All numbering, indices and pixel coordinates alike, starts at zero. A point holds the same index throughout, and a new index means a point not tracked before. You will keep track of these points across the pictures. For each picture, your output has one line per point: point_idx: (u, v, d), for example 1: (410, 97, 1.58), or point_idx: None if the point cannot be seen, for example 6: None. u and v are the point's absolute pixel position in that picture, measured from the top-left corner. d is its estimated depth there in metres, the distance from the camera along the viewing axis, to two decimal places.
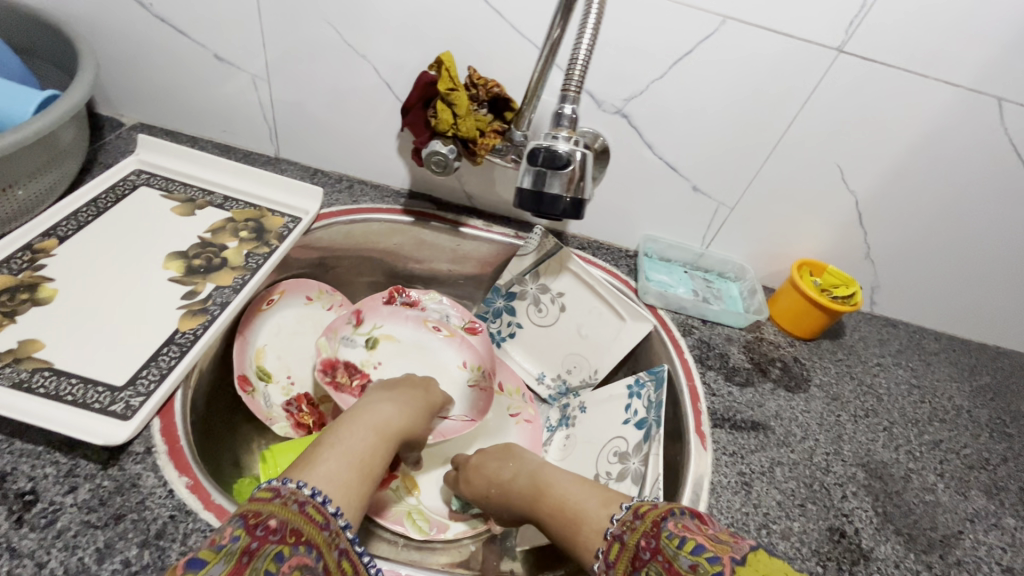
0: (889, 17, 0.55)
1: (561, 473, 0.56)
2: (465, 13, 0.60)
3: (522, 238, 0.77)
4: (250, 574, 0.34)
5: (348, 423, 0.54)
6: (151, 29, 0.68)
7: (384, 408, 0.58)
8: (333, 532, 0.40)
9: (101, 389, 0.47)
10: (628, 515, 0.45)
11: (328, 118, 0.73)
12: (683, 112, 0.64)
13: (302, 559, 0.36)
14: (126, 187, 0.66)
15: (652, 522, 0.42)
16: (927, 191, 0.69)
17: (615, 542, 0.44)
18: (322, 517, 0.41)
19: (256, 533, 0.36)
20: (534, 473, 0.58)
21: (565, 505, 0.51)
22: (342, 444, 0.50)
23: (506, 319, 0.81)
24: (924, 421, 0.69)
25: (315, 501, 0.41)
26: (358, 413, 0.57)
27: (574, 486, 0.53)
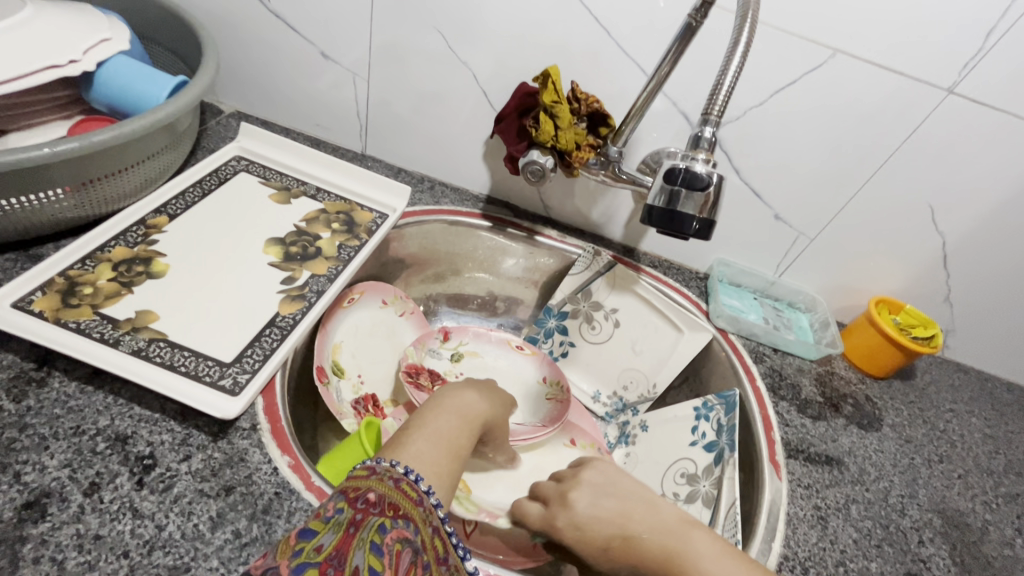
0: (1004, 62, 0.55)
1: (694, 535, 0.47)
2: (573, 28, 0.62)
3: (576, 248, 0.78)
4: (356, 545, 0.36)
5: (438, 400, 0.53)
6: (265, 23, 0.71)
7: (472, 393, 0.56)
8: (427, 510, 0.39)
9: (211, 363, 0.49)
10: None
11: (420, 119, 0.75)
12: (778, 140, 0.64)
13: (402, 532, 0.38)
14: (228, 172, 0.69)
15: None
16: (1020, 238, 0.67)
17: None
18: (416, 494, 0.40)
19: (358, 505, 0.37)
20: (668, 537, 0.47)
21: None
22: (432, 426, 0.49)
23: (558, 339, 0.80)
24: (1000, 473, 0.68)
25: (409, 479, 0.40)
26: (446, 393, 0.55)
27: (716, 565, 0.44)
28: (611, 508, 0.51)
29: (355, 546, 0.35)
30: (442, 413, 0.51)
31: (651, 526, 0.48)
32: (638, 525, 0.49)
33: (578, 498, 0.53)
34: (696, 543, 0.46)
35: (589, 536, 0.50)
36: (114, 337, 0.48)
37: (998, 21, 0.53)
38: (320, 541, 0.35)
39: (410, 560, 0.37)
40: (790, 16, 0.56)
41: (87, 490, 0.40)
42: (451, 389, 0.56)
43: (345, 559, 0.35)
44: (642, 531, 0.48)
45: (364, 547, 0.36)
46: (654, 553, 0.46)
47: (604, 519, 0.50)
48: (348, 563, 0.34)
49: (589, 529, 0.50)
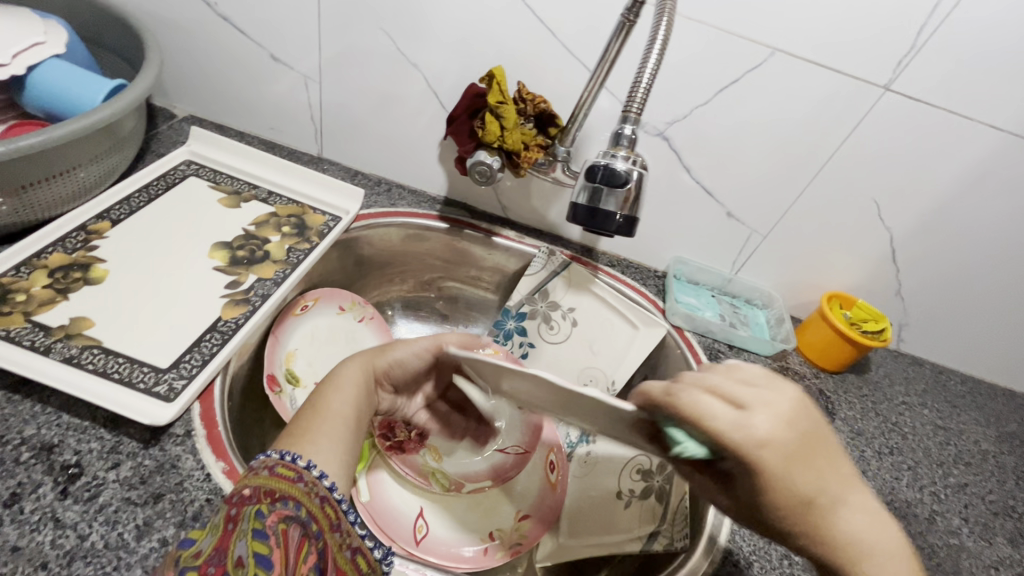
0: (936, 59, 0.56)
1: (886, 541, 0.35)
2: (519, 29, 0.62)
3: (535, 248, 0.78)
4: (237, 538, 0.36)
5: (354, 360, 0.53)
6: (213, 26, 0.71)
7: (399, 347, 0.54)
8: (309, 483, 0.39)
9: (146, 369, 0.48)
10: None
11: (374, 121, 0.74)
12: (725, 138, 0.65)
13: (285, 512, 0.38)
14: (176, 176, 0.68)
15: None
16: (965, 231, 0.68)
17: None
18: (294, 472, 0.39)
19: (233, 500, 0.37)
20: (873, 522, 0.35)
21: None
22: (348, 392, 0.48)
23: (517, 341, 0.77)
24: (949, 463, 0.69)
25: (284, 460, 0.40)
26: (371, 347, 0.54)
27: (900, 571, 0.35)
28: (827, 462, 0.34)
29: (234, 539, 0.35)
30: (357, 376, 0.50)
31: (846, 478, 0.35)
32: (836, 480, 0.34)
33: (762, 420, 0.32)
34: (881, 536, 0.35)
35: (768, 477, 0.32)
36: (45, 345, 0.47)
37: (929, 19, 0.54)
38: (199, 547, 0.36)
39: (300, 533, 0.38)
40: (728, 16, 0.57)
41: (7, 501, 0.39)
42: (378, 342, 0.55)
43: (226, 554, 0.35)
44: (843, 504, 0.34)
45: (246, 537, 0.35)
46: (846, 530, 0.34)
47: (793, 452, 0.33)
48: (230, 554, 0.35)
49: (775, 484, 0.33)
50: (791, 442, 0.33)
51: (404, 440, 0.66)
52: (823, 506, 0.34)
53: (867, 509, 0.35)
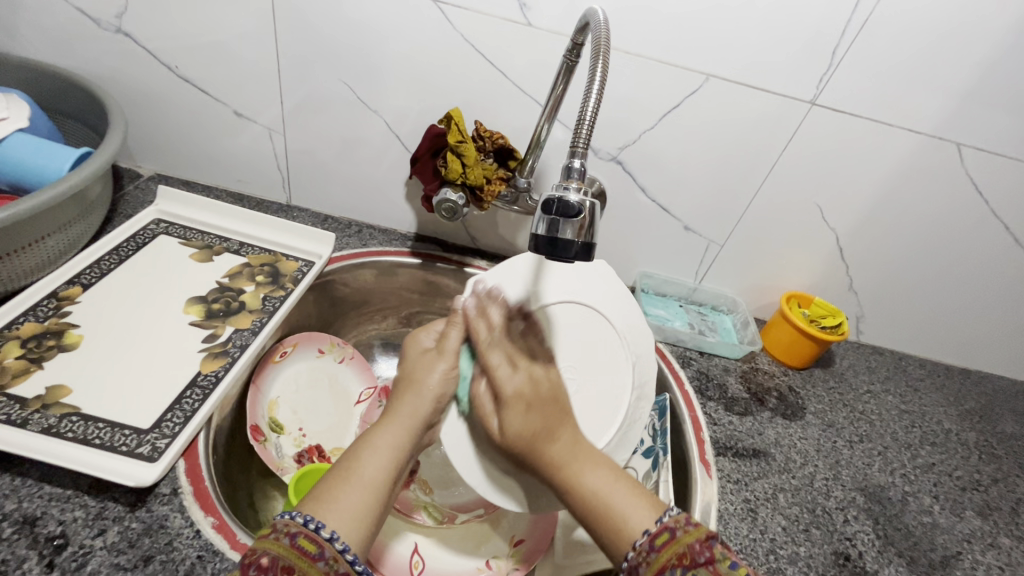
0: (853, 74, 0.61)
1: (593, 474, 0.46)
2: (471, 73, 0.66)
3: None
4: None
5: (398, 399, 0.51)
6: (173, 88, 0.73)
7: (433, 371, 0.52)
8: (331, 561, 0.36)
9: (128, 432, 0.48)
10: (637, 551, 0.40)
11: (340, 167, 0.77)
12: (673, 159, 0.70)
13: None
14: (146, 236, 0.69)
15: (675, 560, 0.38)
16: (903, 227, 0.73)
17: (666, 531, 0.40)
18: (317, 545, 0.36)
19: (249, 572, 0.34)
20: (575, 458, 0.47)
21: (590, 499, 0.44)
22: (382, 453, 0.45)
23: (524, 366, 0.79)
24: (916, 444, 0.72)
25: (308, 530, 0.36)
26: (412, 374, 0.52)
27: (609, 481, 0.45)
28: (556, 441, 0.48)
29: None
30: (395, 434, 0.47)
31: (577, 445, 0.48)
32: (566, 447, 0.48)
33: (510, 413, 0.50)
34: (615, 493, 0.44)
35: (530, 440, 0.48)
36: (22, 417, 0.47)
37: (841, 39, 0.59)
38: None
39: None
40: (662, 48, 0.61)
41: None
42: (418, 363, 0.53)
43: None
44: (584, 473, 0.46)
45: None
46: (588, 487, 0.45)
47: (537, 410, 0.50)
48: None
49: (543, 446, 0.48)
50: (526, 417, 0.49)
51: None
52: (530, 451, 0.48)
53: (609, 475, 0.46)
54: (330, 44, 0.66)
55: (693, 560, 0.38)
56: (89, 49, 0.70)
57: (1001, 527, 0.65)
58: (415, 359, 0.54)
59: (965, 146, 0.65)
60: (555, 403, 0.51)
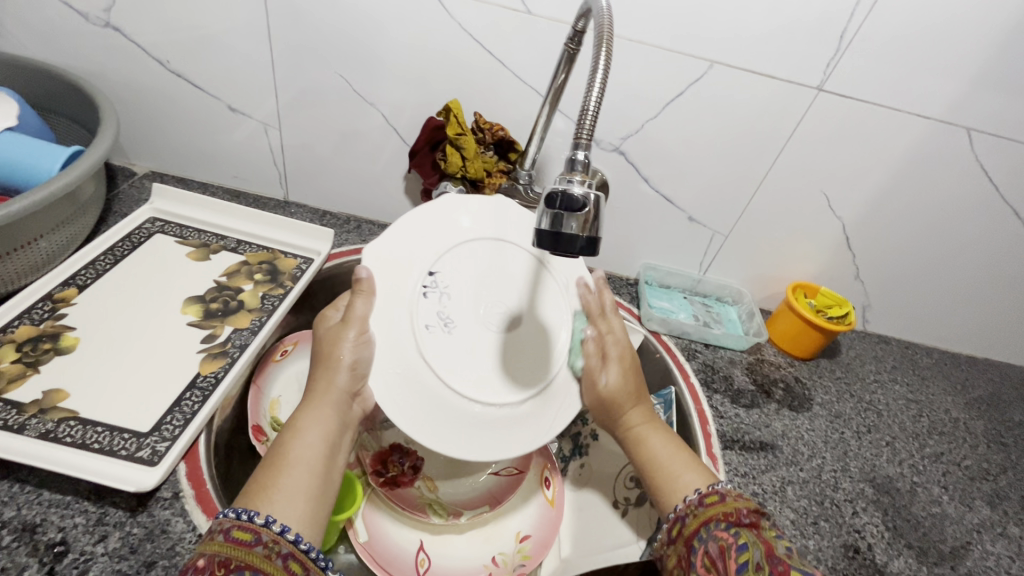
0: (862, 58, 0.60)
1: (660, 444, 0.54)
2: (468, 63, 0.64)
3: None
4: None
5: (314, 378, 0.50)
6: (166, 83, 0.71)
7: (342, 342, 0.49)
8: (268, 544, 0.36)
9: (127, 436, 0.48)
10: (693, 501, 0.47)
11: (338, 161, 0.76)
12: (677, 149, 0.68)
13: None
14: (142, 235, 0.68)
15: (721, 517, 0.44)
16: (910, 215, 0.72)
17: (715, 493, 0.47)
18: (251, 533, 0.37)
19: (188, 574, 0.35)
20: (649, 428, 0.55)
21: (656, 461, 0.53)
22: (308, 432, 0.46)
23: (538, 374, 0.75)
24: (924, 434, 0.72)
25: (240, 520, 0.37)
26: (324, 350, 0.50)
27: (673, 452, 0.53)
28: (635, 408, 0.56)
29: None
30: (321, 414, 0.48)
31: (648, 417, 0.56)
32: (640, 417, 0.56)
33: (610, 371, 0.56)
34: (680, 463, 0.52)
35: (616, 400, 0.56)
36: (19, 422, 0.46)
37: (849, 23, 0.58)
38: None
39: None
40: (665, 36, 0.60)
41: None
42: (327, 336, 0.50)
43: None
44: (652, 439, 0.54)
45: None
46: (657, 454, 0.53)
47: (628, 374, 0.57)
48: None
49: (621, 405, 0.56)
50: (624, 381, 0.56)
51: (399, 474, 0.69)
52: (611, 407, 0.56)
53: (677, 447, 0.54)
54: (325, 36, 0.64)
55: (737, 518, 0.44)
56: (77, 44, 0.68)
57: (1010, 517, 0.64)
58: (324, 333, 0.51)
59: (975, 131, 0.64)
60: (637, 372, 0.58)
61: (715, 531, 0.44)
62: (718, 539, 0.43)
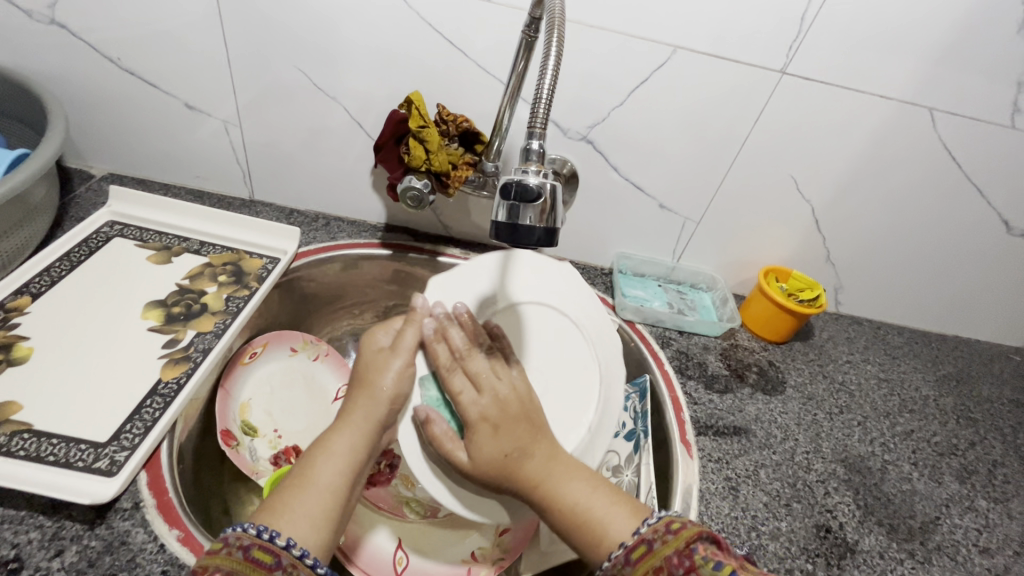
0: (823, 40, 0.59)
1: (570, 487, 0.45)
2: (428, 54, 0.63)
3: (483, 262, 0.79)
4: None
5: (353, 400, 0.50)
6: (119, 81, 0.69)
7: (387, 372, 0.51)
8: (288, 569, 0.36)
9: (84, 447, 0.46)
10: (619, 556, 0.40)
11: (303, 158, 0.74)
12: (645, 136, 0.68)
13: None
14: (99, 240, 0.66)
15: (651, 573, 0.38)
16: (878, 197, 0.73)
17: (643, 544, 0.40)
18: (271, 556, 0.36)
19: None
20: (552, 471, 0.46)
21: (572, 512, 0.44)
22: (336, 456, 0.45)
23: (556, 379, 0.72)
24: (895, 413, 0.73)
25: (261, 541, 0.37)
26: (367, 376, 0.52)
27: (586, 490, 0.45)
28: (528, 463, 0.46)
29: None
30: (349, 438, 0.47)
31: (551, 459, 0.47)
32: (541, 463, 0.47)
33: (478, 437, 0.48)
34: (597, 504, 0.44)
35: (509, 466, 0.46)
36: None
37: (810, 5, 0.57)
38: None
39: None
40: (627, 22, 0.59)
41: None
42: (372, 363, 0.52)
43: None
44: (559, 491, 0.45)
45: None
46: (565, 505, 0.44)
47: (498, 430, 0.48)
48: None
49: (517, 467, 0.46)
50: (491, 442, 0.47)
51: (375, 473, 0.67)
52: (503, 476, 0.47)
53: (594, 486, 0.45)
54: (281, 29, 0.63)
55: (668, 573, 0.37)
56: (23, 44, 0.66)
57: (978, 490, 0.65)
58: (371, 360, 0.53)
59: (936, 111, 0.64)
60: (524, 409, 0.50)
61: None
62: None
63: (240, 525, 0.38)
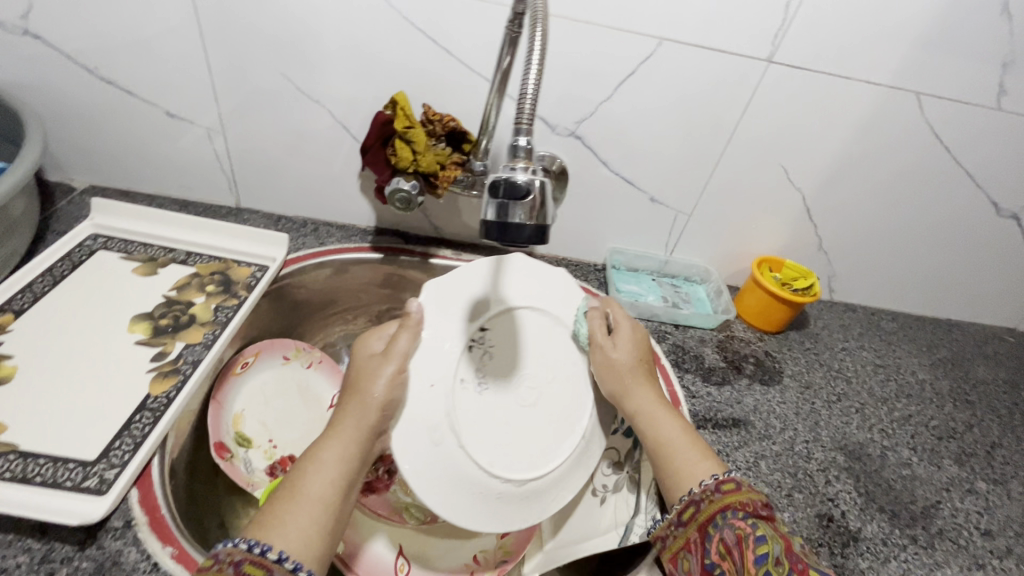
0: (809, 27, 0.59)
1: (668, 426, 0.53)
2: (412, 53, 0.62)
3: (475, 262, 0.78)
4: None
5: (345, 407, 0.49)
6: (96, 91, 0.67)
7: (379, 378, 0.49)
8: None
9: (72, 466, 0.45)
10: (710, 485, 0.48)
11: (289, 164, 0.73)
12: (633, 130, 0.67)
13: None
14: (82, 253, 0.65)
15: (738, 506, 0.45)
16: (868, 183, 0.73)
17: (731, 481, 0.47)
18: (264, 569, 0.37)
19: None
20: (657, 407, 0.54)
21: (666, 441, 0.52)
22: (328, 465, 0.45)
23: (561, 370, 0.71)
24: (892, 398, 0.73)
25: (254, 555, 0.37)
26: (358, 381, 0.50)
27: (681, 433, 0.53)
28: (645, 387, 0.55)
29: None
30: (343, 446, 0.46)
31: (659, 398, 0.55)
32: (654, 395, 0.55)
33: (621, 348, 0.56)
34: (689, 447, 0.52)
35: (630, 382, 0.55)
36: None
37: None
38: None
39: None
40: (611, 15, 0.59)
41: None
42: (364, 369, 0.50)
43: None
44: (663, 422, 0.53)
45: None
46: (667, 434, 0.52)
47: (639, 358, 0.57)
48: None
49: (635, 387, 0.55)
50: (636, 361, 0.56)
51: (374, 479, 0.66)
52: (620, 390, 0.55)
53: (684, 430, 0.54)
54: (260, 33, 0.61)
55: (754, 509, 0.45)
56: None
57: (977, 472, 0.66)
58: (363, 365, 0.51)
59: (923, 95, 0.64)
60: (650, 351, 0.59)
61: (732, 519, 0.44)
62: (736, 528, 0.44)
63: (228, 542, 0.38)
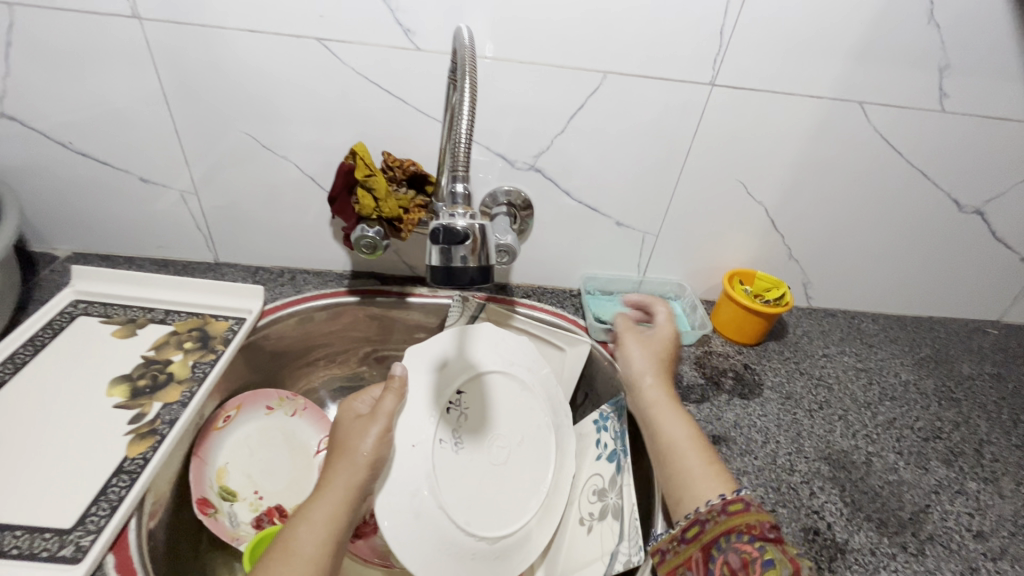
0: (746, 50, 0.61)
1: (675, 429, 0.58)
2: (370, 104, 0.65)
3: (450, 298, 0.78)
4: None
5: (332, 467, 0.51)
6: (72, 164, 0.70)
7: (366, 437, 0.52)
8: None
9: (48, 535, 0.46)
10: (717, 504, 0.50)
11: (262, 217, 0.75)
12: (590, 159, 0.69)
13: None
14: (64, 320, 0.67)
15: (744, 526, 0.47)
16: (827, 192, 0.74)
17: (739, 501, 0.49)
18: None
19: None
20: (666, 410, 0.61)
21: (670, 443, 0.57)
22: (317, 524, 0.46)
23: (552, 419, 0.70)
24: (876, 402, 0.73)
25: None
26: (345, 441, 0.52)
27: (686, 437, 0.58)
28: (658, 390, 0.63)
29: None
30: (332, 502, 0.48)
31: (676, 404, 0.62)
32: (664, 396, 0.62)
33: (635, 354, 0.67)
34: (692, 455, 0.56)
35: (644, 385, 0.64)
36: None
37: (725, 20, 0.59)
38: None
39: None
40: (555, 54, 0.61)
41: None
42: (350, 430, 0.53)
43: None
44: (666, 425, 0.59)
45: None
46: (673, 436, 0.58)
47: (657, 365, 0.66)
48: None
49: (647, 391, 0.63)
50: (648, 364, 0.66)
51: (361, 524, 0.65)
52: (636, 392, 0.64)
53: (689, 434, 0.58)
54: (224, 97, 0.64)
55: (761, 532, 0.46)
56: None
57: (967, 472, 0.65)
58: (348, 427, 0.53)
59: (867, 104, 0.66)
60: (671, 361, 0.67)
61: (737, 541, 0.46)
62: (740, 551, 0.45)
63: None
